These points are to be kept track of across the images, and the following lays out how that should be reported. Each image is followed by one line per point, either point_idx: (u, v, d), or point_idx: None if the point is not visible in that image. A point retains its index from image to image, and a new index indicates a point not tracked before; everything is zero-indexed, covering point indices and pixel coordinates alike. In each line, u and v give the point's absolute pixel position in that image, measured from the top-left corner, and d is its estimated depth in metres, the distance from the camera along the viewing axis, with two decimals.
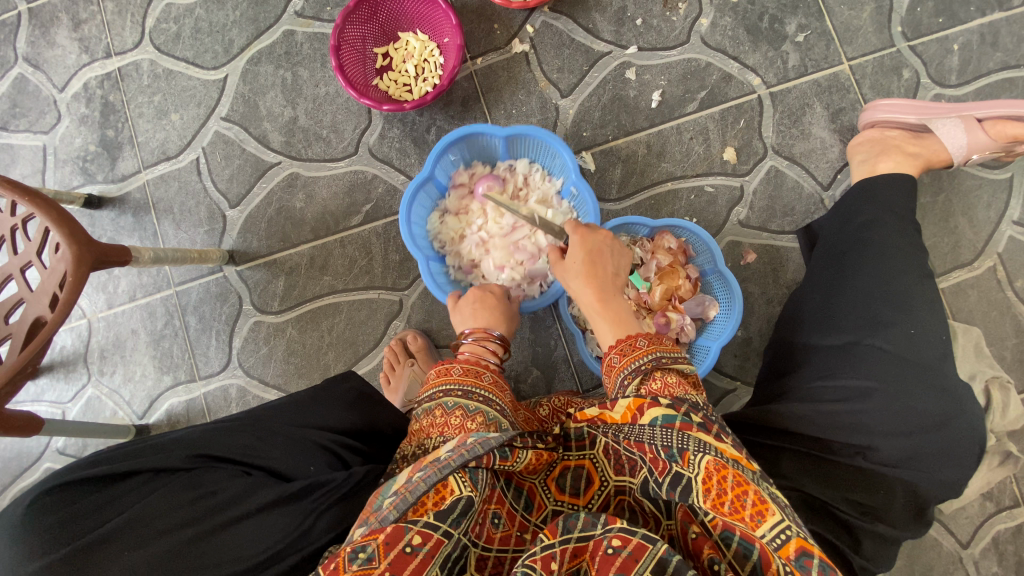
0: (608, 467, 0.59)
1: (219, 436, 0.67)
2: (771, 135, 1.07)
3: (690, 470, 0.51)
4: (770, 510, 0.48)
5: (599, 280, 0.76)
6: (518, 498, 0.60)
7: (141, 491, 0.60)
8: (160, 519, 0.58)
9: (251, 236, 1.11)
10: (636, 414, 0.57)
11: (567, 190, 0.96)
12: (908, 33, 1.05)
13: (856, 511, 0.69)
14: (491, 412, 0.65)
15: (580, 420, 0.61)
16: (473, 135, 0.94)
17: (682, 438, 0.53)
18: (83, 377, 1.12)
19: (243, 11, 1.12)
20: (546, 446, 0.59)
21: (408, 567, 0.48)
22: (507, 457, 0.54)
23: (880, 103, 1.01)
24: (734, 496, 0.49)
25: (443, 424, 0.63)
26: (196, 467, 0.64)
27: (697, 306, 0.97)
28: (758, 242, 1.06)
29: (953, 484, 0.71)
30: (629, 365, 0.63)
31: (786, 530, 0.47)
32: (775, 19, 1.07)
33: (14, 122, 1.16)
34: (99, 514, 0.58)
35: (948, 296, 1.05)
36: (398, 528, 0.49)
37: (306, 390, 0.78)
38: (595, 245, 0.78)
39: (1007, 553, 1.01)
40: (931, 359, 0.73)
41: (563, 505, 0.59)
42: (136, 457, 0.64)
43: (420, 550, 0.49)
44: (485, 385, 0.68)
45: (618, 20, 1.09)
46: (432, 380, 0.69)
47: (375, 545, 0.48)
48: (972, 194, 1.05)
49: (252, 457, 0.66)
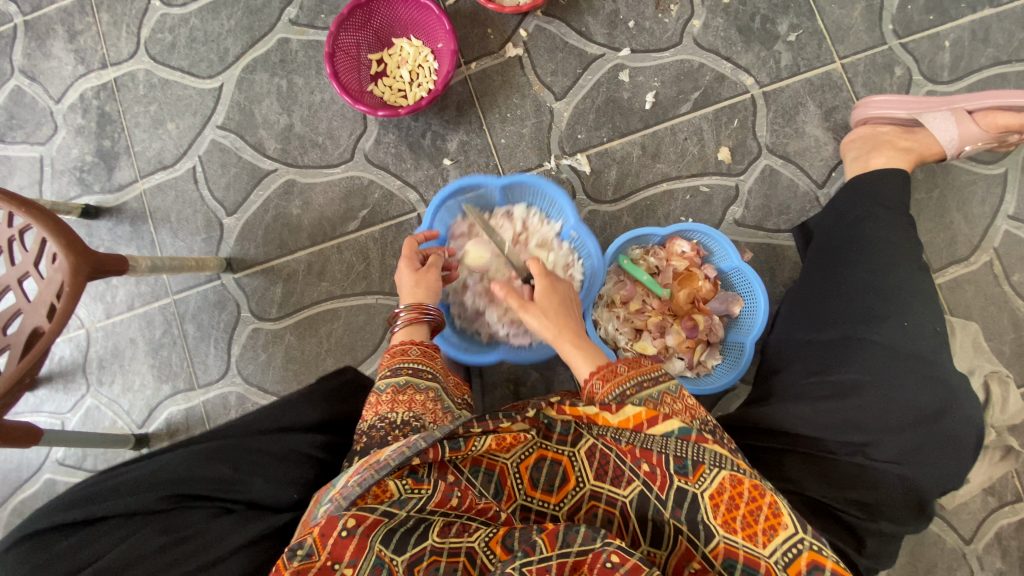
0: (588, 468, 0.58)
1: (192, 470, 0.64)
2: (765, 134, 1.07)
3: (697, 485, 0.54)
4: (783, 524, 0.51)
5: (567, 318, 0.76)
6: (489, 481, 0.58)
7: (118, 534, 0.59)
8: (134, 565, 0.56)
9: (248, 243, 1.11)
10: (646, 423, 0.56)
11: (567, 232, 0.96)
12: (900, 30, 1.06)
13: (861, 511, 0.67)
14: (421, 381, 0.69)
15: (569, 414, 0.59)
16: (467, 187, 0.95)
17: (697, 450, 0.54)
18: (82, 387, 1.12)
19: (238, 20, 1.13)
20: (510, 429, 0.58)
21: (347, 551, 0.48)
22: (459, 447, 0.56)
23: (872, 100, 1.01)
24: (746, 511, 0.52)
25: (375, 403, 0.67)
26: (174, 509, 0.62)
27: (722, 305, 0.98)
28: (754, 241, 1.06)
29: (953, 477, 0.70)
30: (614, 390, 0.62)
31: (800, 544, 0.50)
32: (767, 19, 1.08)
33: (11, 133, 1.17)
34: (76, 558, 0.57)
35: (945, 291, 1.05)
36: (332, 518, 0.49)
37: (289, 401, 0.76)
38: (559, 289, 0.80)
39: (1010, 548, 1.01)
40: (926, 350, 0.73)
41: (534, 500, 0.59)
42: (109, 497, 0.62)
43: (356, 532, 0.49)
44: (413, 357, 0.72)
45: (611, 23, 1.10)
46: (388, 361, 0.72)
47: (311, 539, 0.48)
48: (966, 190, 1.05)
49: (231, 491, 0.64)
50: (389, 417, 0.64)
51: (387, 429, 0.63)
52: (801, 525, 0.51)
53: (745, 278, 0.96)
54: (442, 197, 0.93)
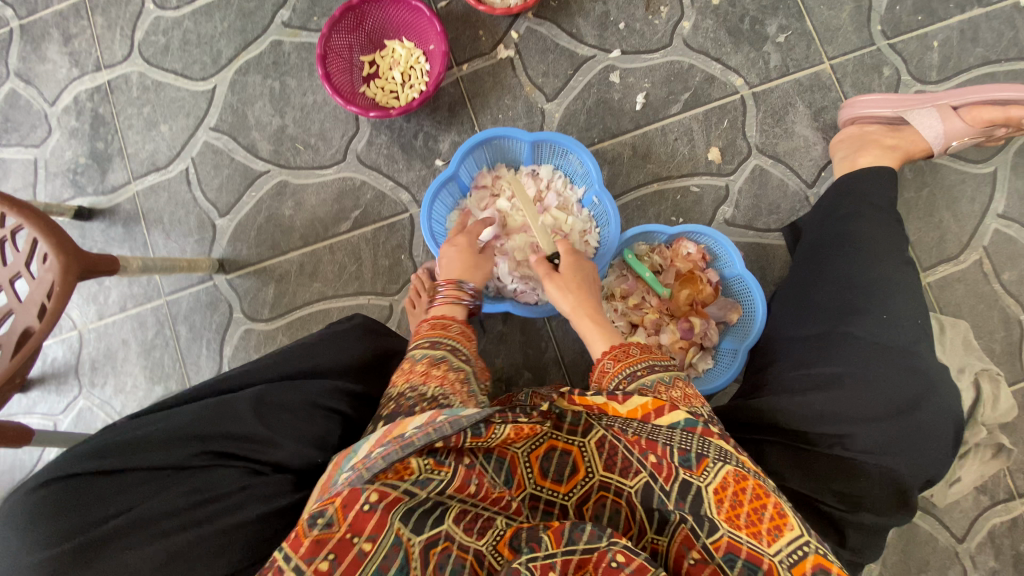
0: (598, 459, 0.58)
1: (220, 426, 0.63)
2: (755, 134, 1.08)
3: (701, 479, 0.52)
4: (788, 525, 0.49)
5: (587, 293, 0.84)
6: (500, 469, 0.57)
7: (150, 487, 0.58)
8: (166, 520, 0.56)
9: (240, 244, 1.12)
10: (653, 413, 0.56)
11: (589, 199, 1.00)
12: (888, 30, 1.07)
13: (842, 503, 0.68)
14: (455, 360, 0.69)
15: (579, 404, 0.59)
16: (498, 137, 0.98)
17: (702, 443, 0.53)
18: (75, 389, 1.12)
19: (231, 22, 1.13)
20: (528, 422, 0.55)
21: (368, 526, 0.48)
22: (481, 434, 0.52)
23: (860, 99, 1.02)
24: (750, 508, 0.50)
25: (408, 371, 0.67)
26: (207, 465, 0.61)
27: (720, 311, 0.99)
28: (745, 240, 1.07)
29: (933, 467, 0.70)
30: (624, 370, 0.67)
31: (805, 546, 0.47)
32: (756, 20, 1.09)
33: (5, 136, 1.17)
34: (107, 507, 0.55)
35: (935, 289, 1.05)
36: (354, 490, 0.48)
37: (311, 364, 0.76)
38: (581, 267, 0.87)
39: (1002, 547, 1.01)
40: (905, 342, 0.73)
41: (543, 489, 0.58)
42: (140, 449, 0.60)
43: (377, 507, 0.49)
44: (452, 335, 0.73)
45: (601, 24, 1.10)
46: (425, 331, 0.74)
47: (332, 509, 0.48)
48: (956, 188, 1.06)
49: (259, 450, 0.64)
50: (420, 390, 0.62)
51: (415, 402, 0.61)
52: (806, 528, 0.49)
53: (746, 286, 0.96)
54: (469, 144, 0.96)
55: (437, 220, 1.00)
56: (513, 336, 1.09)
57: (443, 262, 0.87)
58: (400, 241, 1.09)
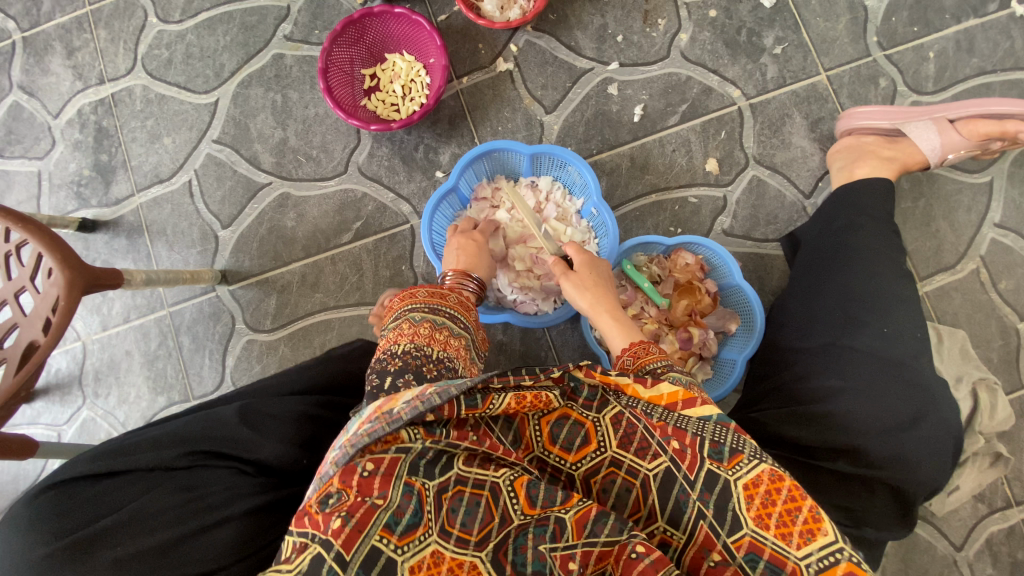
0: (612, 435, 0.55)
1: (207, 430, 0.64)
2: (752, 145, 1.09)
3: (730, 472, 0.50)
4: (821, 530, 0.46)
5: (601, 290, 0.85)
6: (508, 430, 0.56)
7: (136, 488, 0.59)
8: (150, 519, 0.57)
9: (243, 255, 1.13)
10: (679, 403, 0.56)
11: (588, 210, 1.01)
12: (884, 42, 1.08)
13: (842, 516, 0.70)
14: (454, 327, 0.70)
15: (598, 379, 0.58)
16: (497, 150, 0.99)
17: (737, 439, 0.51)
18: (78, 400, 1.13)
19: (233, 36, 1.15)
20: (532, 390, 0.54)
21: (375, 485, 0.47)
22: (476, 404, 0.52)
23: (856, 111, 1.03)
24: (783, 510, 0.48)
25: (412, 333, 0.65)
26: (192, 467, 0.62)
27: (718, 322, 1.00)
28: (743, 250, 1.08)
29: (934, 481, 0.71)
30: (642, 365, 0.67)
31: (839, 553, 0.45)
32: (753, 32, 1.10)
33: (9, 149, 1.18)
34: (96, 507, 0.58)
35: (932, 298, 1.06)
36: (351, 465, 0.47)
37: (307, 378, 0.77)
38: (596, 264, 0.88)
39: (1001, 554, 1.02)
40: (905, 356, 0.74)
41: (550, 455, 0.56)
42: (130, 453, 0.63)
43: (377, 471, 0.48)
44: (451, 304, 0.73)
45: (600, 38, 1.12)
46: (399, 303, 0.72)
47: (337, 486, 0.47)
48: (952, 198, 1.07)
49: (242, 452, 0.64)
50: (424, 351, 0.64)
51: (423, 361, 0.62)
52: (840, 534, 0.46)
53: (745, 297, 0.97)
54: (469, 157, 0.97)
55: (437, 232, 1.01)
56: (513, 346, 1.09)
57: (451, 258, 0.89)
58: (401, 251, 1.10)
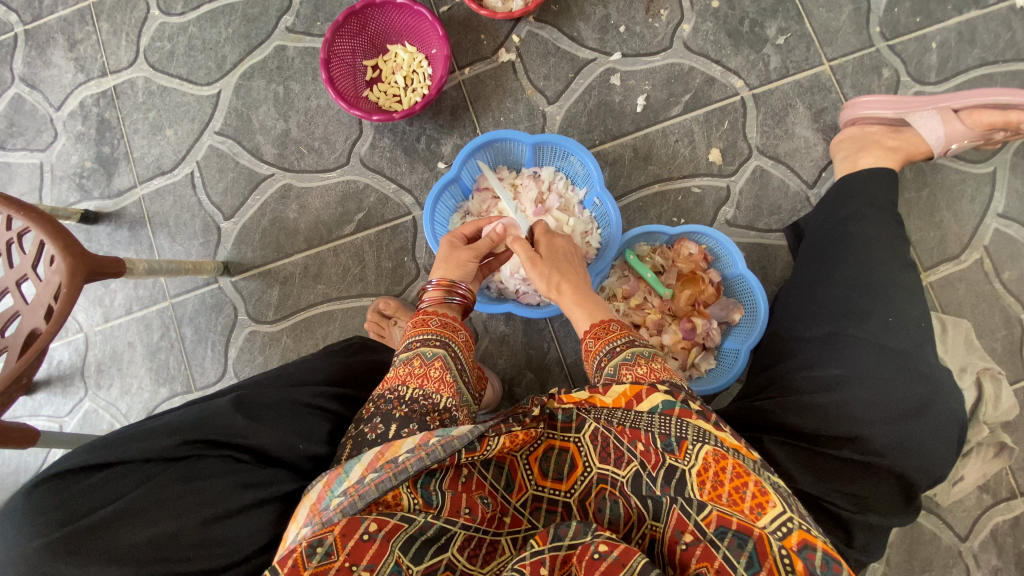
0: (594, 452, 0.56)
1: (205, 419, 0.63)
2: (755, 135, 1.09)
3: (684, 462, 0.51)
4: (771, 502, 0.47)
5: (570, 276, 0.79)
6: (500, 475, 0.58)
7: (134, 478, 0.57)
8: (151, 510, 0.55)
9: (245, 247, 1.13)
10: (633, 400, 0.57)
11: (590, 201, 1.01)
12: (887, 32, 1.08)
13: (850, 504, 0.69)
14: (457, 367, 0.69)
15: (567, 402, 0.58)
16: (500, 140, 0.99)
17: (680, 426, 0.53)
18: (80, 391, 1.13)
19: (236, 27, 1.15)
20: (522, 428, 0.56)
21: (366, 554, 0.48)
22: (474, 449, 0.54)
23: (859, 100, 1.02)
24: (732, 488, 0.49)
25: (423, 374, 0.66)
26: (189, 456, 0.60)
27: (723, 311, 0.99)
28: (746, 241, 1.08)
29: (937, 469, 0.71)
30: (603, 347, 0.67)
31: (789, 521, 0.46)
32: (756, 23, 1.09)
33: (12, 141, 1.18)
34: (94, 497, 0.55)
35: (936, 289, 1.06)
36: (353, 519, 0.49)
37: (304, 372, 0.77)
38: (559, 247, 0.83)
39: (1005, 546, 1.01)
40: (910, 345, 0.74)
41: (544, 489, 0.57)
42: (126, 442, 0.60)
43: (376, 536, 0.49)
44: (459, 340, 0.72)
45: (602, 28, 1.11)
46: (410, 331, 0.72)
47: (331, 538, 0.48)
48: (956, 188, 1.06)
49: (240, 439, 0.63)
50: (432, 399, 0.64)
51: (428, 411, 0.63)
52: (789, 504, 0.48)
53: (748, 286, 0.97)
54: (472, 146, 0.97)
55: (438, 223, 1.01)
56: (516, 337, 1.09)
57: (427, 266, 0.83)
58: (403, 243, 1.10)
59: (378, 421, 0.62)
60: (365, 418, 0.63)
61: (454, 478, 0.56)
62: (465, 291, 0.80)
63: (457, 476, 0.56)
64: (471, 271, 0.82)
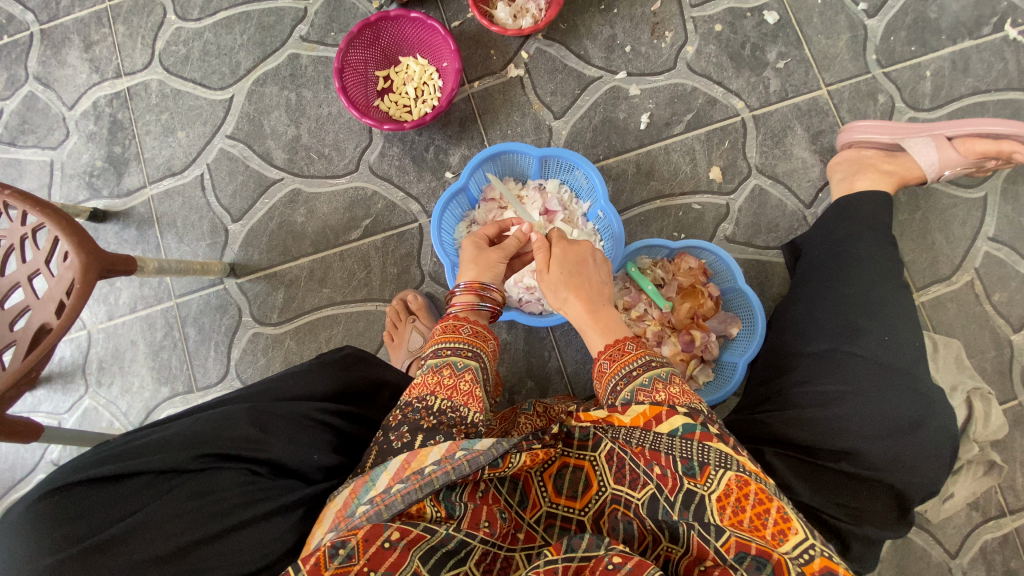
0: (609, 472, 0.58)
1: (216, 430, 0.62)
2: (755, 155, 1.12)
3: (705, 487, 0.53)
4: (793, 529, 0.49)
5: (587, 291, 0.75)
6: (514, 490, 0.60)
7: (148, 492, 0.56)
8: (167, 525, 0.54)
9: (252, 249, 1.14)
10: (653, 421, 0.57)
11: (595, 213, 1.03)
12: (883, 60, 1.12)
13: (845, 515, 0.71)
14: (479, 372, 0.70)
15: (585, 420, 0.60)
16: (508, 152, 1.00)
17: (702, 450, 0.54)
18: (81, 388, 1.13)
19: (251, 35, 1.17)
20: (542, 447, 0.58)
21: (386, 561, 0.50)
22: (496, 466, 0.56)
23: (856, 125, 1.06)
24: (754, 514, 0.51)
25: (453, 387, 0.66)
26: (205, 469, 0.59)
27: (720, 325, 1.02)
28: (745, 257, 1.11)
29: (933, 483, 0.73)
30: (619, 371, 0.67)
31: (812, 548, 0.48)
32: (757, 47, 1.13)
33: (23, 138, 1.20)
34: (108, 512, 0.54)
35: (927, 308, 1.09)
36: (378, 525, 0.51)
37: (307, 383, 0.76)
38: (579, 256, 0.78)
39: (994, 563, 1.03)
40: (905, 364, 0.76)
41: (558, 506, 0.59)
42: (138, 456, 0.59)
43: (398, 544, 0.51)
44: (488, 351, 0.74)
45: (608, 47, 1.15)
46: (439, 336, 0.73)
47: (355, 541, 0.50)
48: (948, 212, 1.09)
49: (255, 451, 0.62)
50: (460, 412, 0.64)
51: (455, 423, 0.63)
52: (811, 530, 0.50)
53: (747, 299, 0.99)
54: (480, 158, 0.98)
55: (445, 230, 1.02)
56: (517, 345, 1.11)
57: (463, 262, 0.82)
58: (408, 250, 1.12)
59: (406, 430, 0.61)
60: (390, 426, 0.63)
61: (472, 492, 0.57)
62: (494, 295, 0.79)
63: (475, 491, 0.57)
64: (500, 272, 0.82)
